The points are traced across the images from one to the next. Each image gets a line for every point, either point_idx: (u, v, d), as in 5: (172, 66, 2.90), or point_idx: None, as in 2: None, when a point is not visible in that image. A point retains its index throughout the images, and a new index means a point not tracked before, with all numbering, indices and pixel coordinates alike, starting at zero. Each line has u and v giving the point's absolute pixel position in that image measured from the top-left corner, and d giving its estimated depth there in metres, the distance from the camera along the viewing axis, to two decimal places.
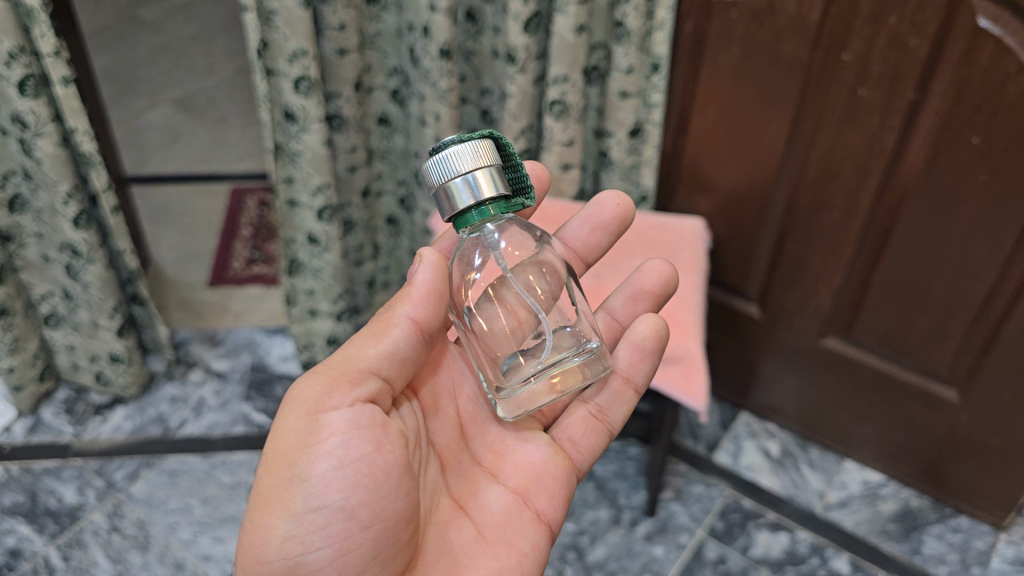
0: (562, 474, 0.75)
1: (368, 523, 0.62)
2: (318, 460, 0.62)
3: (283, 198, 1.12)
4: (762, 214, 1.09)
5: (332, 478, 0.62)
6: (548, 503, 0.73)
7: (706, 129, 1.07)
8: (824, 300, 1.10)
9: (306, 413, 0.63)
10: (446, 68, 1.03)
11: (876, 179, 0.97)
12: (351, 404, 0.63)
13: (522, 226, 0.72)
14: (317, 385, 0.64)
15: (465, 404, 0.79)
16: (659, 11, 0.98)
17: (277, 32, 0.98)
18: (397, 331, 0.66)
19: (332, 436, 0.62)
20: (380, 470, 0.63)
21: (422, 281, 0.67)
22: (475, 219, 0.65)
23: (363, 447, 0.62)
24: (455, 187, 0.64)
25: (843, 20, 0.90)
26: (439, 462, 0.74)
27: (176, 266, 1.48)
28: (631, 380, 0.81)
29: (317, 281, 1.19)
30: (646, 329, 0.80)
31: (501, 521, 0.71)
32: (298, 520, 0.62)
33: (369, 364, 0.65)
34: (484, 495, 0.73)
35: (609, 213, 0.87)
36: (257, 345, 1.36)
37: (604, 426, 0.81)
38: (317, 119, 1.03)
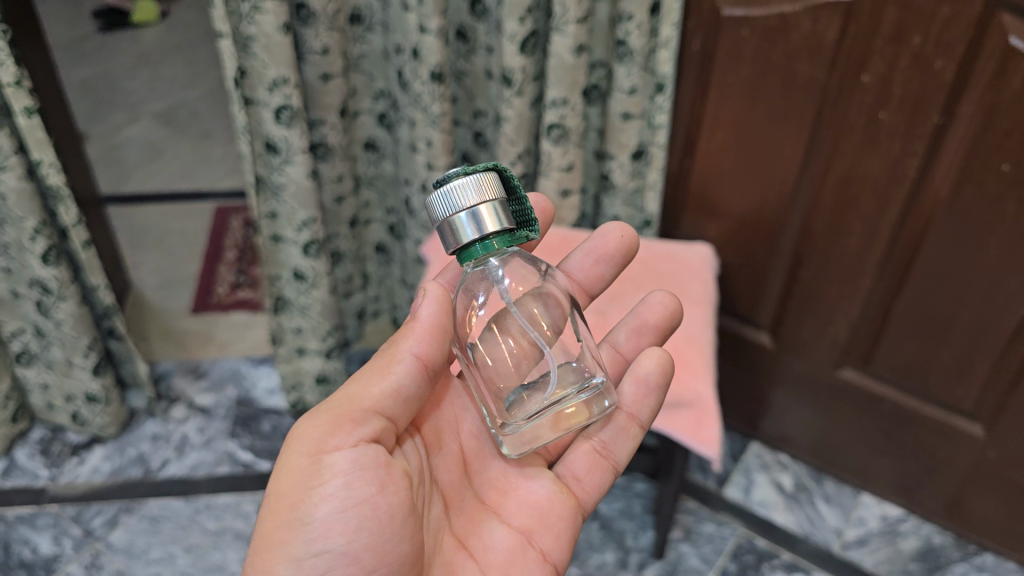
0: (567, 512, 0.70)
1: (372, 567, 0.59)
2: (320, 502, 0.59)
3: (266, 234, 1.07)
4: (775, 241, 1.03)
5: (336, 522, 0.58)
6: (552, 542, 0.68)
7: (714, 152, 1.01)
8: (841, 330, 1.04)
9: (308, 454, 0.60)
10: (437, 92, 0.98)
11: (898, 207, 0.91)
12: (355, 445, 0.60)
13: (528, 257, 0.66)
14: (320, 425, 0.60)
15: (468, 440, 0.73)
16: (664, 28, 0.91)
17: (255, 59, 0.92)
18: (401, 369, 0.62)
19: (335, 478, 0.59)
20: (384, 513, 0.59)
21: (427, 317, 0.63)
22: (480, 253, 0.60)
23: (368, 489, 0.59)
24: (456, 221, 0.59)
25: (861, 40, 0.83)
26: (442, 500, 0.70)
27: (158, 293, 1.42)
28: (637, 416, 0.75)
29: (304, 318, 1.15)
30: (651, 366, 0.74)
31: (505, 561, 0.67)
32: (300, 565, 0.58)
33: (374, 403, 0.61)
34: (486, 534, 0.69)
35: (613, 244, 0.81)
36: (243, 377, 1.29)
37: (609, 463, 0.74)
38: (301, 150, 0.98)
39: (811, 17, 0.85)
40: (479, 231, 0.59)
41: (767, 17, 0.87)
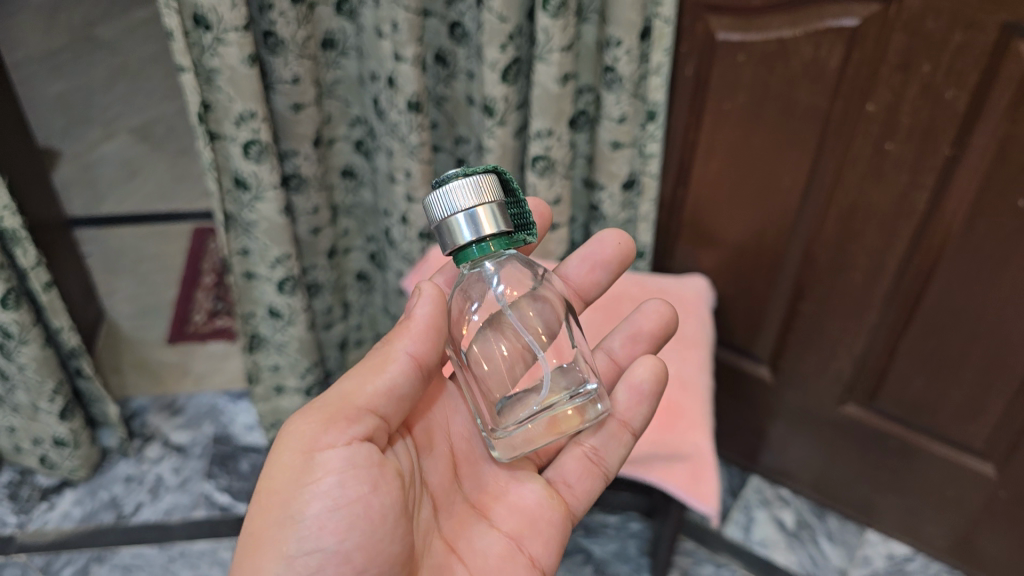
0: (558, 518, 0.66)
1: (363, 569, 0.55)
2: (312, 499, 0.54)
3: (237, 272, 1.01)
4: (774, 273, 0.98)
5: (328, 521, 0.54)
6: (543, 549, 0.64)
7: (709, 182, 0.95)
8: (844, 366, 0.99)
9: (299, 451, 0.55)
10: (415, 121, 0.92)
11: (906, 241, 0.86)
12: (348, 443, 0.56)
13: (525, 261, 0.62)
14: (312, 421, 0.56)
15: (459, 442, 0.69)
16: (655, 54, 0.86)
17: (220, 92, 0.86)
18: (397, 366, 0.58)
19: (327, 475, 0.55)
20: (377, 514, 0.55)
21: (423, 312, 0.59)
22: (477, 254, 0.55)
23: (362, 488, 0.55)
24: (451, 222, 0.55)
25: (865, 67, 0.78)
26: (432, 501, 0.65)
27: (132, 322, 1.36)
28: (630, 423, 0.71)
29: (281, 355, 1.10)
30: (644, 373, 0.69)
31: (495, 565, 0.63)
32: (290, 566, 0.54)
33: (369, 400, 0.57)
34: (475, 537, 0.65)
35: (610, 251, 0.75)
36: (220, 413, 1.24)
37: (600, 470, 0.70)
38: (271, 186, 0.93)
39: (811, 44, 0.79)
40: (476, 232, 0.55)
41: (765, 43, 0.81)
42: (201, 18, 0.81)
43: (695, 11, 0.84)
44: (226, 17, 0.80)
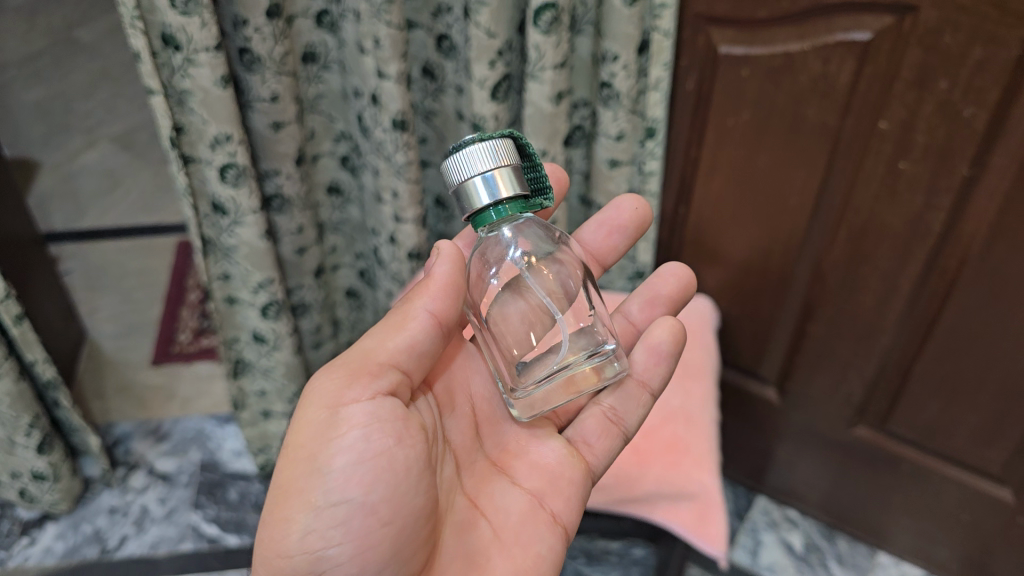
0: (579, 475, 0.64)
1: (389, 521, 0.53)
2: (336, 453, 0.53)
3: (219, 297, 0.95)
4: (782, 294, 0.94)
5: (354, 473, 0.52)
6: (564, 506, 0.62)
7: (711, 200, 0.91)
8: (855, 388, 0.95)
9: (322, 409, 0.54)
10: (401, 140, 0.87)
11: (919, 263, 0.81)
12: (372, 397, 0.55)
13: (540, 223, 0.62)
14: (335, 377, 0.55)
15: (481, 402, 0.67)
16: (653, 68, 0.81)
17: (193, 115, 0.80)
18: (416, 323, 0.57)
19: (352, 430, 0.53)
20: (402, 466, 0.54)
21: (442, 272, 0.58)
22: (496, 217, 0.57)
23: (387, 442, 0.54)
24: (471, 185, 0.56)
25: (878, 82, 0.73)
26: (453, 460, 0.63)
27: (115, 342, 1.32)
28: (649, 384, 0.68)
29: (268, 380, 1.04)
30: (664, 334, 0.68)
31: (517, 523, 0.61)
32: (318, 518, 0.52)
33: (391, 355, 0.56)
34: (498, 495, 0.63)
35: (628, 215, 0.76)
36: (208, 438, 1.20)
37: (620, 429, 0.68)
38: (252, 211, 0.87)
39: (820, 59, 0.74)
40: (496, 195, 0.56)
41: (771, 57, 0.77)
42: (170, 38, 0.75)
43: (696, 23, 0.79)
44: (197, 36, 0.74)
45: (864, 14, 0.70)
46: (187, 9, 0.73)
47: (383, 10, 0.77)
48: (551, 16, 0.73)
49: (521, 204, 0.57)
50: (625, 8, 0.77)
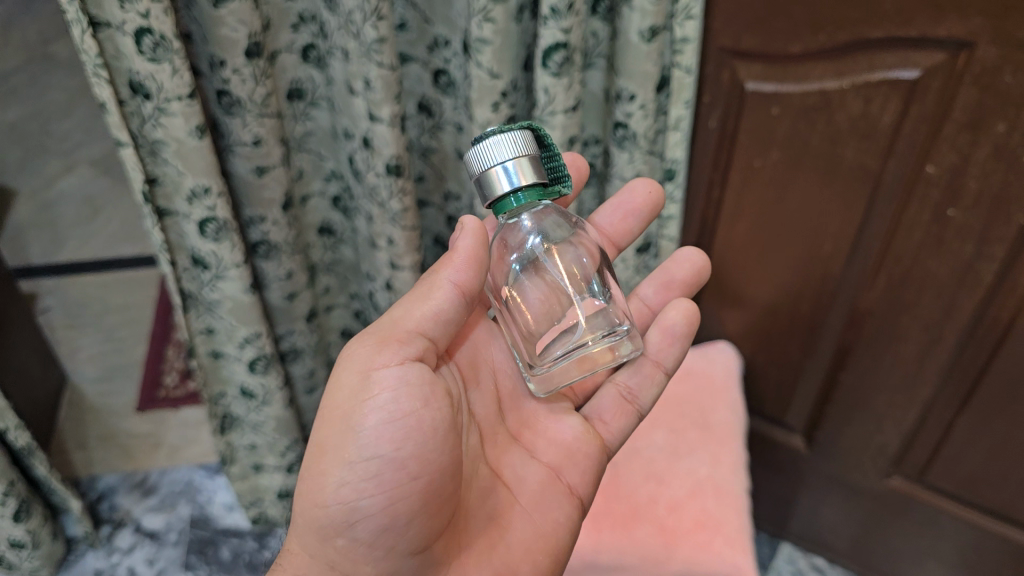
0: (593, 452, 0.67)
1: (417, 476, 0.54)
2: (369, 413, 0.54)
3: (202, 351, 0.86)
4: (812, 342, 0.87)
5: (384, 431, 0.54)
6: (580, 478, 0.66)
7: (736, 243, 0.83)
8: (891, 439, 0.88)
9: (356, 371, 0.56)
10: (396, 186, 0.80)
11: (968, 314, 0.74)
12: (402, 361, 0.55)
13: (559, 212, 0.63)
14: (367, 344, 0.56)
15: (504, 379, 0.70)
16: (675, 107, 0.74)
17: (167, 166, 0.72)
18: (440, 294, 0.57)
19: (382, 391, 0.55)
20: (428, 428, 0.55)
21: (464, 245, 0.57)
22: (517, 204, 0.56)
23: (415, 403, 0.55)
24: (493, 174, 0.55)
25: (926, 123, 0.66)
26: (479, 432, 0.65)
27: (98, 385, 1.27)
28: (662, 363, 0.72)
29: (258, 435, 0.96)
30: (678, 317, 0.72)
31: (537, 493, 0.64)
32: (352, 471, 0.54)
33: (419, 324, 0.57)
34: (517, 465, 0.65)
35: (641, 200, 0.73)
36: (197, 490, 1.14)
37: (634, 406, 0.71)
38: (235, 265, 0.78)
39: (861, 99, 0.67)
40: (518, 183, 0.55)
41: (805, 95, 0.69)
42: (138, 86, 0.67)
43: (720, 57, 0.72)
44: (168, 85, 0.66)
45: (914, 51, 0.63)
46: (156, 56, 0.65)
47: (374, 50, 0.70)
48: (562, 56, 0.67)
49: (542, 194, 0.57)
50: (643, 44, 0.70)
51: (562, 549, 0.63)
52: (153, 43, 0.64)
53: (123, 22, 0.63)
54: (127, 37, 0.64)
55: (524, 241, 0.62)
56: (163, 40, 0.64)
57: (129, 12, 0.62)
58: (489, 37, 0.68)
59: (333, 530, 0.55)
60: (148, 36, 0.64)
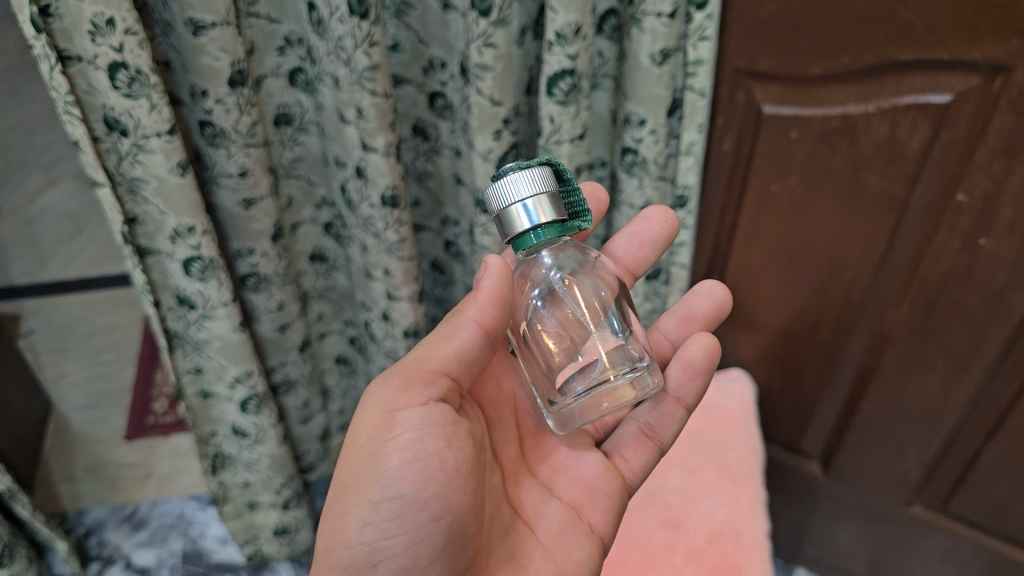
0: (615, 491, 0.63)
1: (440, 518, 0.49)
2: (391, 453, 0.50)
3: (192, 392, 0.83)
4: (829, 372, 0.84)
5: (407, 472, 0.49)
6: (601, 517, 0.61)
7: (750, 271, 0.80)
8: (912, 468, 0.84)
9: (376, 408, 0.51)
10: (393, 217, 0.75)
11: (997, 345, 0.69)
12: (425, 403, 0.51)
13: (577, 246, 0.60)
14: (390, 383, 0.52)
15: (525, 417, 0.66)
16: (687, 131, 0.72)
17: (148, 205, 0.67)
18: (465, 334, 0.52)
19: (404, 429, 0.50)
20: (451, 468, 0.50)
21: (487, 284, 0.52)
22: (536, 241, 0.52)
23: (437, 443, 0.50)
24: (511, 211, 0.51)
25: (956, 149, 0.61)
26: (500, 471, 0.61)
27: (84, 413, 1.23)
28: (682, 399, 0.68)
29: (252, 473, 0.92)
30: (699, 352, 0.66)
31: (557, 533, 0.59)
32: (372, 510, 0.49)
33: (442, 364, 0.52)
34: (537, 503, 0.61)
35: (657, 229, 0.69)
36: (189, 523, 1.10)
37: (654, 443, 0.67)
38: (223, 303, 0.74)
39: (887, 123, 0.63)
40: (537, 220, 0.51)
41: (825, 118, 0.65)
42: (114, 122, 0.62)
43: (735, 78, 0.67)
44: (146, 121, 0.62)
45: (945, 72, 0.58)
46: (132, 91, 0.60)
47: (366, 78, 0.65)
48: (569, 83, 0.63)
49: (563, 229, 0.52)
50: (654, 67, 0.66)
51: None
52: (128, 77, 0.59)
53: (95, 56, 0.58)
54: (100, 72, 0.59)
55: (539, 278, 0.58)
56: (139, 74, 0.59)
57: (100, 45, 0.57)
58: (490, 62, 0.64)
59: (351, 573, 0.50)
60: (123, 71, 0.59)
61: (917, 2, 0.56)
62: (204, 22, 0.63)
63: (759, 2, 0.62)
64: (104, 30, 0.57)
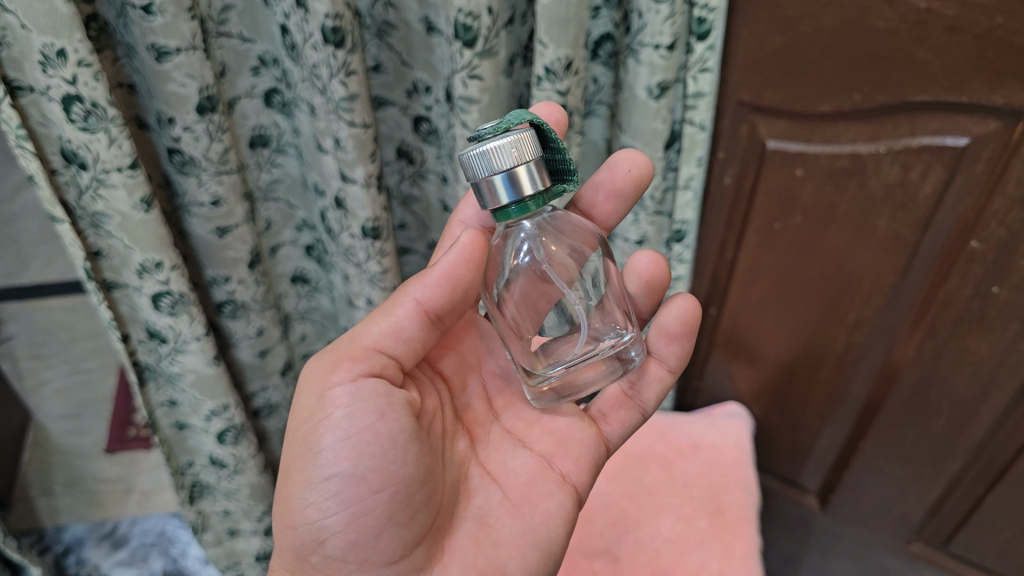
0: (591, 443, 0.58)
1: (381, 490, 0.45)
2: (323, 433, 0.45)
3: (167, 423, 0.81)
4: (828, 410, 0.81)
5: (341, 450, 0.45)
6: (574, 466, 0.57)
7: (748, 306, 0.77)
8: (912, 508, 0.81)
9: (308, 389, 0.47)
10: (373, 248, 0.72)
11: (1006, 394, 0.65)
12: (357, 377, 0.46)
13: (559, 215, 0.52)
14: (323, 360, 0.48)
15: (493, 379, 0.62)
16: (685, 166, 0.68)
17: (113, 239, 0.63)
18: (402, 310, 0.48)
19: (335, 408, 0.45)
20: (388, 440, 0.45)
21: (447, 263, 0.48)
22: (515, 217, 0.44)
23: (370, 417, 0.45)
24: (482, 185, 0.43)
25: (970, 197, 0.57)
26: (467, 433, 0.57)
27: (65, 426, 1.21)
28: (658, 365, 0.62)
29: (231, 501, 0.90)
30: (673, 317, 0.59)
31: (527, 484, 0.54)
32: (312, 491, 0.45)
33: (378, 339, 0.48)
34: (506, 455, 0.56)
35: (622, 181, 0.59)
36: (170, 541, 1.07)
37: (634, 403, 0.62)
38: (197, 338, 0.71)
39: (898, 165, 0.58)
40: (518, 198, 0.43)
41: (835, 157, 0.61)
42: (71, 155, 0.58)
43: (738, 111, 0.63)
44: (105, 155, 0.58)
45: (963, 116, 0.53)
46: (88, 125, 0.56)
47: (343, 108, 0.61)
48: None
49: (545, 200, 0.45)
50: (651, 100, 0.62)
51: (557, 543, 0.53)
52: (83, 110, 0.55)
53: (48, 87, 0.54)
54: (53, 104, 0.55)
55: (519, 244, 0.50)
56: (95, 107, 0.55)
57: (53, 77, 0.53)
58: (476, 95, 0.60)
59: (304, 550, 0.47)
60: (77, 104, 0.55)
61: (937, 41, 0.50)
62: (167, 48, 0.58)
63: (766, 34, 0.58)
64: (55, 62, 0.52)
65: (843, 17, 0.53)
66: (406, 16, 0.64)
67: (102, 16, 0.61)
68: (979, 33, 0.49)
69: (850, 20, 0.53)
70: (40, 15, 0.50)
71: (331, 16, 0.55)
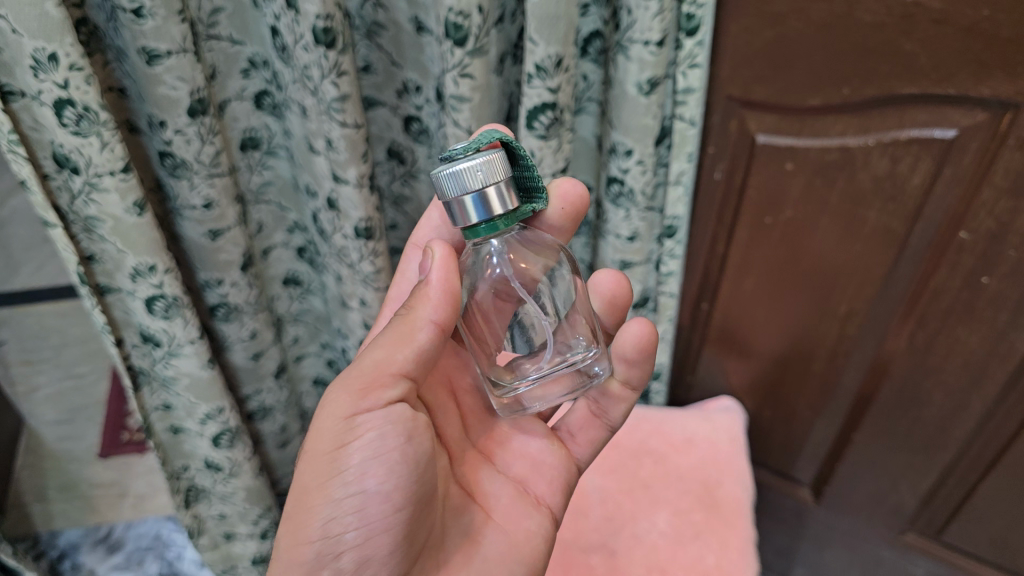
0: (562, 465, 0.60)
1: (402, 507, 0.46)
2: (353, 452, 0.45)
3: (161, 428, 0.80)
4: (822, 404, 0.81)
5: (370, 468, 0.45)
6: (548, 487, 0.59)
7: (743, 302, 0.77)
8: (907, 499, 0.81)
9: (337, 411, 0.46)
10: (367, 248, 0.72)
11: (997, 384, 0.66)
12: (387, 403, 0.46)
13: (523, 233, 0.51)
14: (348, 384, 0.46)
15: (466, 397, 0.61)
16: (676, 162, 0.68)
17: (105, 243, 0.63)
18: (421, 336, 0.47)
19: (366, 430, 0.45)
20: (413, 461, 0.46)
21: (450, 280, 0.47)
22: (485, 234, 0.43)
23: (400, 439, 0.46)
24: (453, 204, 0.42)
25: (960, 188, 0.57)
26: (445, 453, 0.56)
27: (58, 431, 1.21)
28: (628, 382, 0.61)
29: (227, 504, 0.90)
30: (630, 342, 0.59)
31: (507, 507, 0.56)
32: (335, 506, 0.45)
33: (400, 366, 0.47)
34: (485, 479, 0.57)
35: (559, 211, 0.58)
36: (165, 545, 1.07)
37: (602, 422, 0.64)
38: (192, 341, 0.71)
39: (887, 158, 0.59)
40: (487, 217, 0.42)
41: (824, 150, 0.61)
42: (64, 159, 0.58)
43: (728, 107, 0.64)
44: (98, 159, 0.58)
45: (952, 109, 0.54)
46: (81, 129, 0.56)
47: (334, 108, 0.61)
48: (550, 117, 0.61)
49: (515, 219, 0.44)
50: (641, 97, 0.62)
51: (537, 560, 0.55)
52: (76, 114, 0.55)
53: (39, 92, 0.53)
54: (46, 109, 0.54)
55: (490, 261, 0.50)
56: (88, 111, 0.55)
57: (45, 81, 0.53)
58: (467, 93, 0.60)
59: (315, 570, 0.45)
60: (69, 108, 0.54)
61: (924, 34, 0.51)
62: (158, 51, 0.58)
63: (756, 29, 0.58)
64: (47, 66, 0.52)
65: (831, 11, 0.54)
66: (396, 16, 0.64)
67: (92, 20, 0.61)
68: (966, 25, 0.49)
69: (838, 14, 0.54)
70: (32, 20, 0.50)
71: (322, 17, 0.55)
